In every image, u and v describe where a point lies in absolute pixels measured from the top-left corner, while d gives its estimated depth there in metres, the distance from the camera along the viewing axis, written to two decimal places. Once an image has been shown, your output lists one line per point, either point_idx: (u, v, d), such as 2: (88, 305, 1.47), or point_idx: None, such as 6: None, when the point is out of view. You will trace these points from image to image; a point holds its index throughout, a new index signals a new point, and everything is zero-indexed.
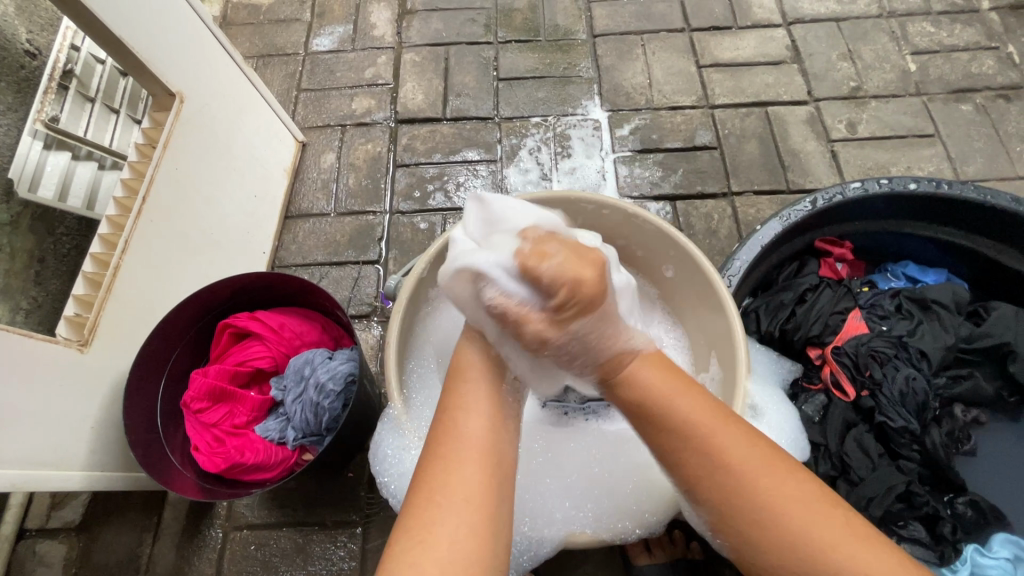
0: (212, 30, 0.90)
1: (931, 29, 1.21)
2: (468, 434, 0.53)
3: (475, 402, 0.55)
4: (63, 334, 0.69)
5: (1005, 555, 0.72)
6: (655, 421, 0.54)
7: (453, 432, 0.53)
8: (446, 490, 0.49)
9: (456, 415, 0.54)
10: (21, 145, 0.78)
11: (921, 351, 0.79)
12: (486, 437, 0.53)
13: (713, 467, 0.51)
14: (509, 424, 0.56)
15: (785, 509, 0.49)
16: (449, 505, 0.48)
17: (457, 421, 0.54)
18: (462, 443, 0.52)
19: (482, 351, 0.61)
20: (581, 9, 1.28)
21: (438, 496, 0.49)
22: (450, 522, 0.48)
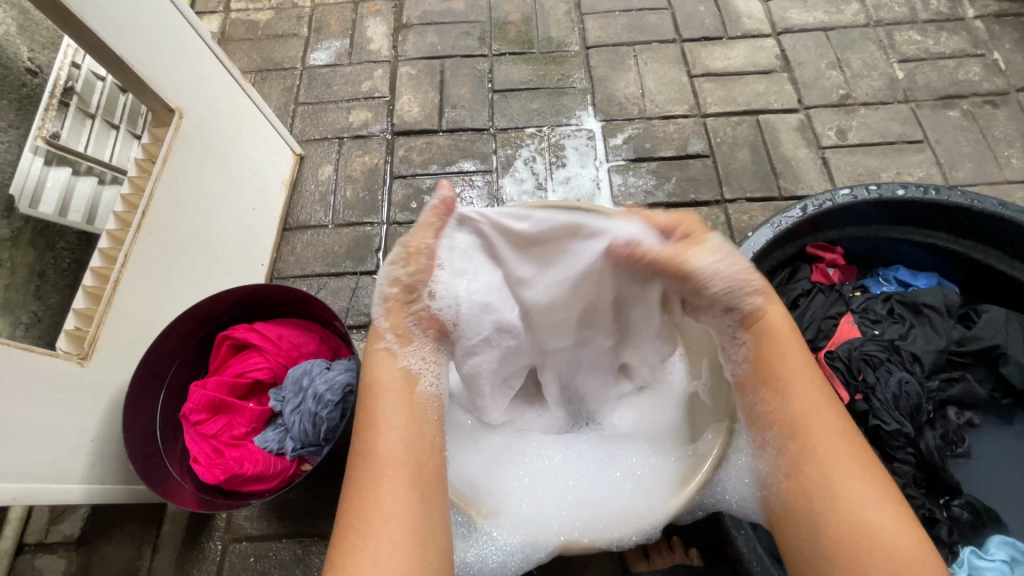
0: (211, 47, 0.92)
1: (917, 38, 1.23)
2: (385, 450, 0.53)
3: (392, 416, 0.56)
4: (63, 348, 0.70)
5: (1002, 557, 0.71)
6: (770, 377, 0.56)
7: (370, 457, 0.53)
8: (368, 525, 0.49)
9: (370, 437, 0.54)
10: (21, 162, 0.79)
11: (913, 354, 0.80)
12: (403, 449, 0.54)
13: (805, 426, 0.53)
14: (426, 426, 0.57)
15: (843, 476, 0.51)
16: (377, 538, 0.49)
17: (375, 444, 0.54)
18: (381, 462, 0.53)
19: (398, 369, 0.59)
20: (573, 21, 1.30)
21: (360, 523, 0.50)
22: (379, 545, 0.48)
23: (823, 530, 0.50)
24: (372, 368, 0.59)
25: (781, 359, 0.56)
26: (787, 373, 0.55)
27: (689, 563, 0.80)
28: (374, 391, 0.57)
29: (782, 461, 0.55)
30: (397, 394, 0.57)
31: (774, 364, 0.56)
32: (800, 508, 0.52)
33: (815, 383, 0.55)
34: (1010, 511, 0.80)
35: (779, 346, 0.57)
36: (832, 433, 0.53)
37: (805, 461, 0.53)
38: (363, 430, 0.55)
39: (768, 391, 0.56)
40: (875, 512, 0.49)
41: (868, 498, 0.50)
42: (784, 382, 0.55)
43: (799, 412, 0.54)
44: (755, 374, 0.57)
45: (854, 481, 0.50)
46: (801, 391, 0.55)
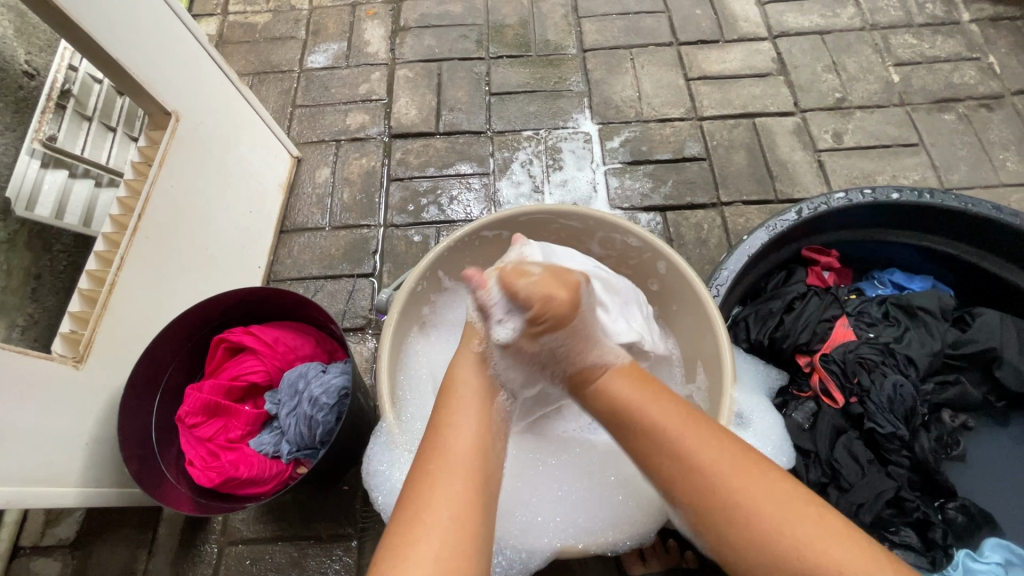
0: (208, 50, 0.92)
1: (913, 41, 1.23)
2: (454, 450, 0.55)
3: (463, 421, 0.58)
4: (59, 352, 0.70)
5: (996, 560, 0.71)
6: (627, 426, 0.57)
7: (442, 448, 0.55)
8: (431, 509, 0.50)
9: (445, 433, 0.57)
10: (19, 164, 0.79)
11: (908, 357, 0.80)
12: (474, 454, 0.55)
13: (697, 466, 0.52)
14: (496, 441, 0.59)
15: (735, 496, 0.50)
16: (435, 524, 0.49)
17: (449, 440, 0.56)
18: (450, 460, 0.54)
19: (478, 369, 0.64)
20: (570, 24, 1.30)
21: (423, 514, 0.50)
22: (439, 532, 0.49)
23: (750, 554, 0.49)
24: (452, 368, 0.64)
25: (655, 416, 0.56)
26: (663, 426, 0.55)
27: (685, 566, 0.80)
28: (456, 390, 0.61)
29: (684, 510, 0.53)
30: (472, 398, 0.61)
31: (644, 424, 0.56)
32: (718, 541, 0.50)
33: (700, 424, 0.55)
34: (1004, 514, 0.80)
35: (636, 403, 0.57)
36: (729, 461, 0.52)
37: (702, 500, 0.51)
38: (435, 423, 0.58)
39: (648, 451, 0.55)
40: (777, 520, 0.48)
41: (773, 507, 0.49)
42: (661, 438, 0.54)
43: (683, 455, 0.53)
44: (632, 438, 0.56)
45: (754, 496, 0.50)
46: (681, 438, 0.54)
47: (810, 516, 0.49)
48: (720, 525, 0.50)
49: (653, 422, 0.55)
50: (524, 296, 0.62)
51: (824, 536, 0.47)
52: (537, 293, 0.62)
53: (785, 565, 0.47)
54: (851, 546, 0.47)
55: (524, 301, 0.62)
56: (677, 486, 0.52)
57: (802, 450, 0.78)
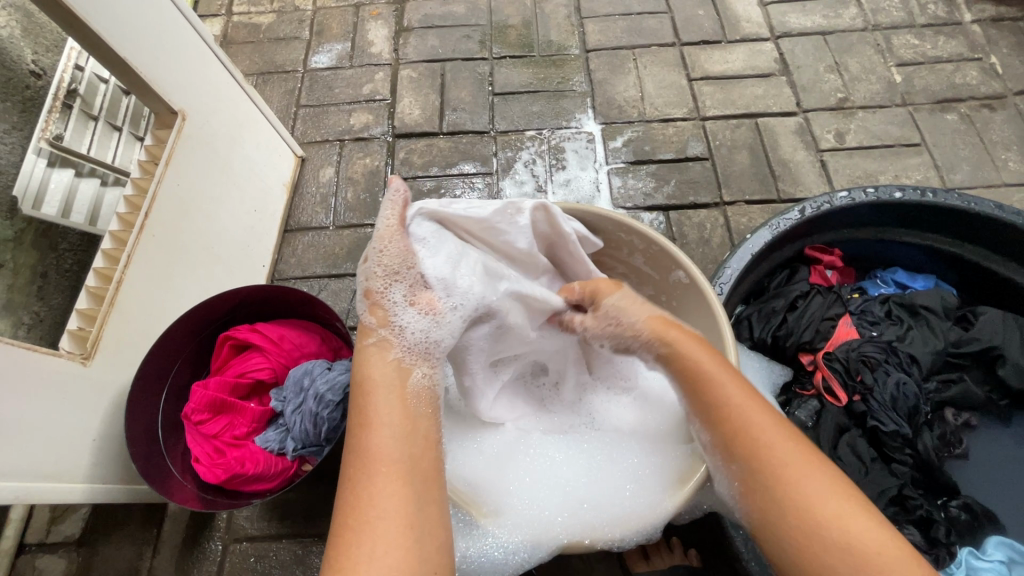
0: (214, 50, 0.93)
1: (915, 42, 1.24)
2: (374, 450, 0.52)
3: (379, 414, 0.54)
4: (66, 348, 0.70)
5: (999, 558, 0.71)
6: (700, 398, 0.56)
7: (362, 455, 0.52)
8: (359, 516, 0.49)
9: (361, 432, 0.54)
10: (25, 162, 0.80)
11: (911, 355, 0.80)
12: (395, 448, 0.53)
13: (746, 435, 0.52)
14: (423, 424, 0.56)
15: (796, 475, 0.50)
16: (366, 528, 0.48)
17: (366, 442, 0.53)
18: (370, 462, 0.51)
19: (388, 364, 0.58)
20: (573, 25, 1.31)
21: (352, 525, 0.49)
22: (371, 538, 0.48)
23: (790, 538, 0.48)
24: (361, 366, 0.58)
25: (713, 378, 0.55)
26: (720, 388, 0.55)
27: (688, 564, 0.80)
28: (364, 385, 0.57)
29: (736, 474, 0.53)
30: (384, 386, 0.57)
31: (713, 389, 0.55)
32: (762, 520, 0.51)
33: (753, 400, 0.54)
34: (1007, 513, 0.80)
35: (695, 358, 0.57)
36: (776, 437, 0.52)
37: (763, 476, 0.51)
38: (355, 427, 0.55)
39: (706, 413, 0.55)
40: (814, 498, 0.48)
41: (816, 490, 0.49)
42: (724, 405, 0.54)
43: (742, 428, 0.53)
44: (699, 398, 0.56)
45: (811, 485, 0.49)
46: (742, 412, 0.53)
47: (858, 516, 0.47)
48: (764, 505, 0.50)
49: (729, 399, 0.54)
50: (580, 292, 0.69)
51: (859, 524, 0.47)
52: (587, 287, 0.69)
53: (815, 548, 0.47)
54: (888, 540, 0.46)
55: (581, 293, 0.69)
56: (736, 454, 0.53)
57: None
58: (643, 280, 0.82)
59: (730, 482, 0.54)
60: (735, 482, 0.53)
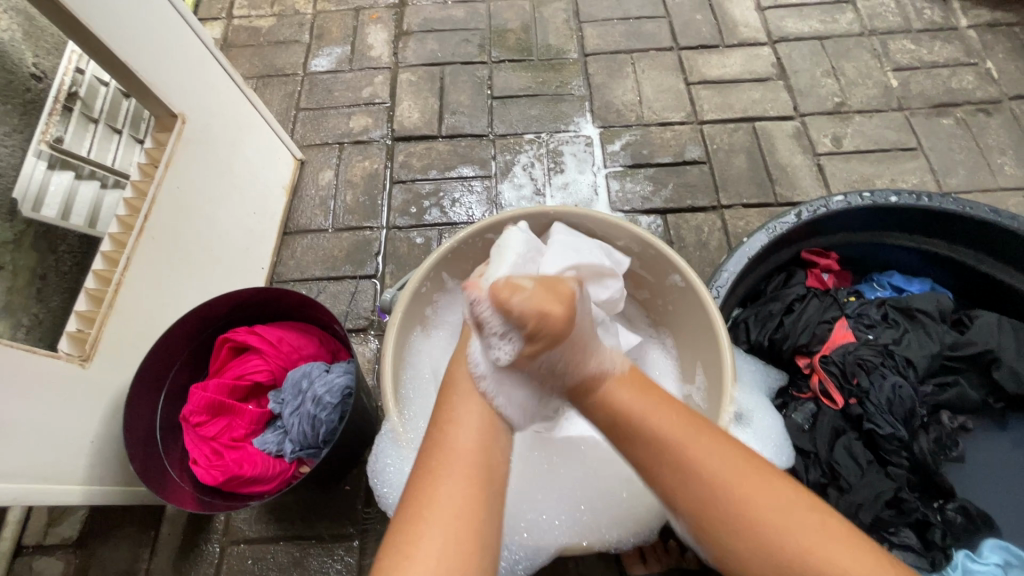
0: (214, 54, 0.93)
1: (911, 46, 1.24)
2: (459, 447, 0.55)
3: (468, 417, 0.58)
4: (65, 350, 0.70)
5: (995, 561, 0.72)
6: (633, 441, 0.56)
7: (443, 447, 0.55)
8: (434, 506, 0.50)
9: (448, 433, 0.56)
10: (25, 165, 0.80)
11: (907, 359, 0.81)
12: (476, 449, 0.55)
13: (687, 466, 0.53)
14: (501, 433, 0.59)
15: (755, 507, 0.50)
16: (437, 519, 0.49)
17: (449, 437, 0.56)
18: (453, 456, 0.54)
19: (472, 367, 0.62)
20: (572, 29, 1.31)
21: (424, 513, 0.50)
22: (444, 531, 0.49)
23: (771, 564, 0.49)
24: (456, 364, 0.64)
25: (648, 421, 0.56)
26: (655, 422, 0.55)
27: (685, 566, 0.80)
28: (454, 383, 0.62)
29: (687, 523, 0.53)
30: (473, 391, 0.61)
31: (646, 427, 0.56)
32: (719, 550, 0.51)
33: (696, 431, 0.54)
34: (1003, 516, 0.80)
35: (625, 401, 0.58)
36: (715, 464, 0.52)
37: (708, 519, 0.51)
38: (437, 423, 0.58)
39: (641, 453, 0.55)
40: (756, 517, 0.50)
41: (770, 510, 0.50)
42: (659, 441, 0.54)
43: (682, 462, 0.53)
44: (630, 440, 0.56)
45: (774, 515, 0.50)
46: (676, 443, 0.54)
47: (829, 541, 0.48)
48: (720, 535, 0.51)
49: (663, 434, 0.54)
50: (518, 316, 0.60)
51: (811, 535, 0.49)
52: (531, 310, 0.59)
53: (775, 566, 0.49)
54: (845, 548, 0.48)
55: (518, 317, 0.60)
56: (677, 492, 0.53)
57: (802, 451, 0.79)
58: (637, 285, 0.82)
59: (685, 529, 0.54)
60: (684, 521, 0.53)
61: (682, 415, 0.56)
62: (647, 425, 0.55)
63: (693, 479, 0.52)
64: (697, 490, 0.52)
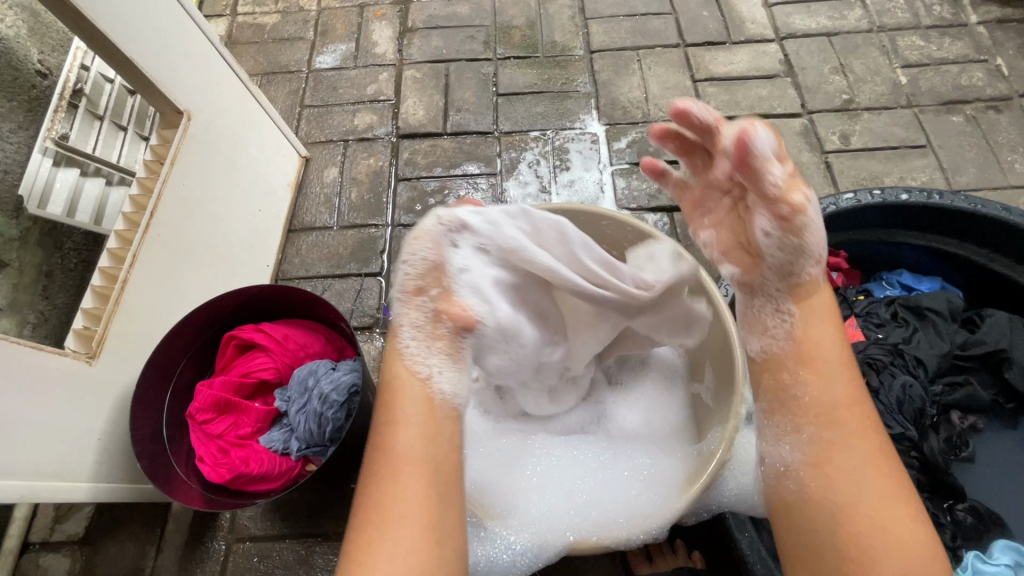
0: (219, 50, 0.93)
1: (920, 43, 1.23)
2: (401, 450, 0.54)
3: (405, 416, 0.56)
4: (71, 347, 0.71)
5: (1006, 561, 0.70)
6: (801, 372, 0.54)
7: (388, 454, 0.54)
8: (382, 517, 0.50)
9: (387, 434, 0.55)
10: (31, 162, 0.79)
11: (917, 358, 0.80)
12: (419, 449, 0.54)
13: (838, 441, 0.51)
14: (446, 422, 0.57)
15: (869, 483, 0.50)
16: (390, 532, 0.49)
17: (393, 437, 0.55)
18: (394, 461, 0.53)
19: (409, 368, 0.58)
20: (578, 26, 1.30)
21: (374, 525, 0.50)
22: (398, 546, 0.49)
23: (843, 524, 0.49)
24: (393, 361, 0.59)
25: (832, 382, 0.53)
26: (839, 386, 0.53)
27: (692, 566, 0.80)
28: (394, 385, 0.58)
29: (802, 461, 0.53)
30: (412, 390, 0.57)
31: (828, 389, 0.53)
32: (834, 523, 0.49)
33: (854, 396, 0.53)
34: (1012, 516, 0.80)
35: (828, 346, 0.55)
36: (866, 451, 0.51)
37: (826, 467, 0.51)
38: (382, 426, 0.56)
39: (815, 411, 0.53)
40: (874, 512, 0.48)
41: (894, 514, 0.48)
42: (831, 406, 0.53)
43: (842, 439, 0.51)
44: (808, 389, 0.54)
45: (881, 498, 0.49)
46: (845, 418, 0.52)
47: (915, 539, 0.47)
48: (839, 508, 0.49)
49: (830, 388, 0.53)
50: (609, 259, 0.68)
51: (925, 548, 0.47)
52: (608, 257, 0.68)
53: (881, 553, 0.47)
54: (947, 571, 0.47)
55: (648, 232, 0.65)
56: (822, 459, 0.51)
57: None
58: None
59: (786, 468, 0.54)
60: (802, 483, 0.52)
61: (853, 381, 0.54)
62: (825, 366, 0.54)
63: (826, 428, 0.52)
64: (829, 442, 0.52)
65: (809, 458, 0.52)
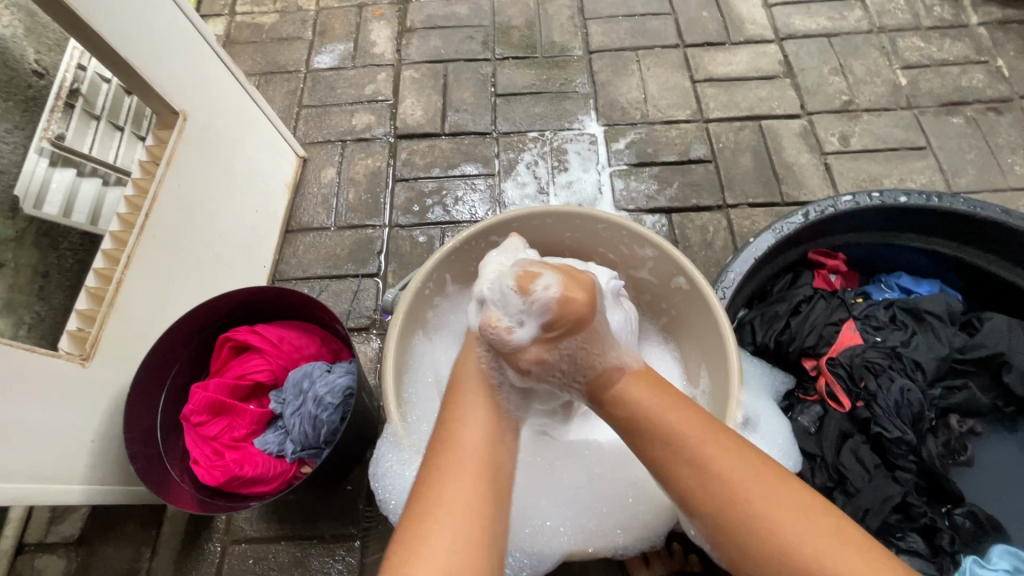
0: (217, 50, 0.92)
1: (921, 44, 1.23)
2: (467, 445, 0.54)
3: (473, 416, 0.58)
4: (65, 349, 0.70)
5: (1004, 567, 0.70)
6: (647, 438, 0.54)
7: (452, 445, 0.54)
8: (444, 501, 0.49)
9: (454, 430, 0.56)
10: (26, 162, 0.79)
11: (915, 361, 0.80)
12: (483, 448, 0.55)
13: (701, 469, 0.50)
14: (506, 435, 0.59)
15: (768, 508, 0.47)
16: (449, 516, 0.48)
17: (460, 433, 0.55)
18: (463, 453, 0.53)
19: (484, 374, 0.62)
20: (577, 26, 1.30)
21: (436, 507, 0.49)
22: (455, 529, 0.48)
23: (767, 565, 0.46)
24: (463, 364, 0.64)
25: (664, 425, 0.53)
26: (664, 425, 0.53)
27: (689, 570, 0.80)
28: (460, 390, 0.61)
29: (699, 524, 0.50)
30: (482, 397, 0.60)
31: (656, 430, 0.53)
32: (736, 558, 0.48)
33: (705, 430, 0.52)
34: (1010, 520, 0.79)
35: (646, 403, 0.55)
36: (735, 466, 0.49)
37: (721, 519, 0.48)
38: (446, 422, 0.57)
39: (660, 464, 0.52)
40: (800, 539, 0.45)
41: (789, 519, 0.46)
42: (670, 441, 0.52)
43: (698, 471, 0.50)
44: (647, 444, 0.54)
45: (784, 516, 0.46)
46: (686, 440, 0.51)
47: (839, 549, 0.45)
48: (734, 547, 0.48)
49: (676, 438, 0.52)
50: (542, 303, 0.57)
51: (831, 544, 0.45)
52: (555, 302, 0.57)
53: (781, 571, 0.45)
54: (866, 561, 0.44)
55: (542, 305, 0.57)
56: (693, 505, 0.50)
57: (808, 454, 0.78)
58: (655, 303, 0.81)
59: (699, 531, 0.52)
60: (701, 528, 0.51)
61: (698, 414, 0.54)
62: (660, 425, 0.53)
63: (705, 475, 0.50)
64: (713, 487, 0.49)
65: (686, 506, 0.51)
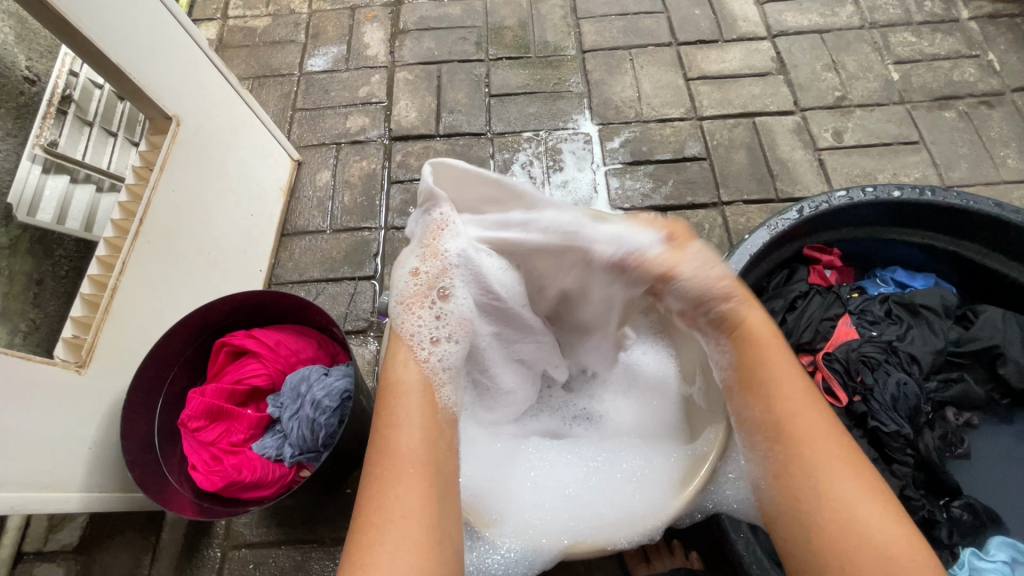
0: (209, 55, 0.92)
1: (912, 39, 1.23)
2: (403, 451, 0.53)
3: (406, 418, 0.56)
4: (61, 356, 0.70)
5: (1002, 558, 0.71)
6: (751, 373, 0.56)
7: (391, 450, 0.53)
8: (383, 512, 0.50)
9: (390, 434, 0.55)
10: (20, 169, 0.78)
11: (911, 355, 0.80)
12: (423, 451, 0.54)
13: (786, 412, 0.53)
14: (444, 431, 0.58)
15: (835, 466, 0.51)
16: (391, 526, 0.49)
17: (395, 440, 0.54)
18: (397, 460, 0.53)
19: (415, 363, 0.60)
20: (570, 26, 1.30)
21: (376, 518, 0.50)
22: (395, 545, 0.48)
23: (825, 516, 0.49)
24: (394, 365, 0.60)
25: (768, 364, 0.56)
26: (769, 368, 0.55)
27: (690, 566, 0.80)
28: (395, 388, 0.58)
29: (772, 456, 0.54)
30: (415, 393, 0.58)
31: (760, 370, 0.56)
32: (787, 491, 0.52)
33: (796, 374, 0.55)
34: (1011, 513, 0.80)
35: (755, 337, 0.57)
36: (813, 419, 0.53)
37: (798, 458, 0.52)
38: (380, 426, 0.56)
39: (754, 399, 0.55)
40: (867, 512, 0.48)
41: (849, 475, 0.50)
42: (766, 383, 0.55)
43: (782, 405, 0.54)
44: (743, 372, 0.57)
45: (856, 488, 0.50)
46: (781, 386, 0.54)
47: (894, 524, 0.48)
48: (796, 486, 0.51)
49: (779, 384, 0.55)
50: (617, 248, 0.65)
51: (887, 518, 0.48)
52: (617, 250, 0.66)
53: (842, 531, 0.48)
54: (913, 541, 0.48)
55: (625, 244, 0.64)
56: (776, 438, 0.53)
57: None
58: None
59: (759, 465, 0.55)
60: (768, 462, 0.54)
61: (801, 372, 0.56)
62: (767, 367, 0.56)
63: (792, 415, 0.53)
64: (798, 433, 0.52)
65: (765, 437, 0.54)
